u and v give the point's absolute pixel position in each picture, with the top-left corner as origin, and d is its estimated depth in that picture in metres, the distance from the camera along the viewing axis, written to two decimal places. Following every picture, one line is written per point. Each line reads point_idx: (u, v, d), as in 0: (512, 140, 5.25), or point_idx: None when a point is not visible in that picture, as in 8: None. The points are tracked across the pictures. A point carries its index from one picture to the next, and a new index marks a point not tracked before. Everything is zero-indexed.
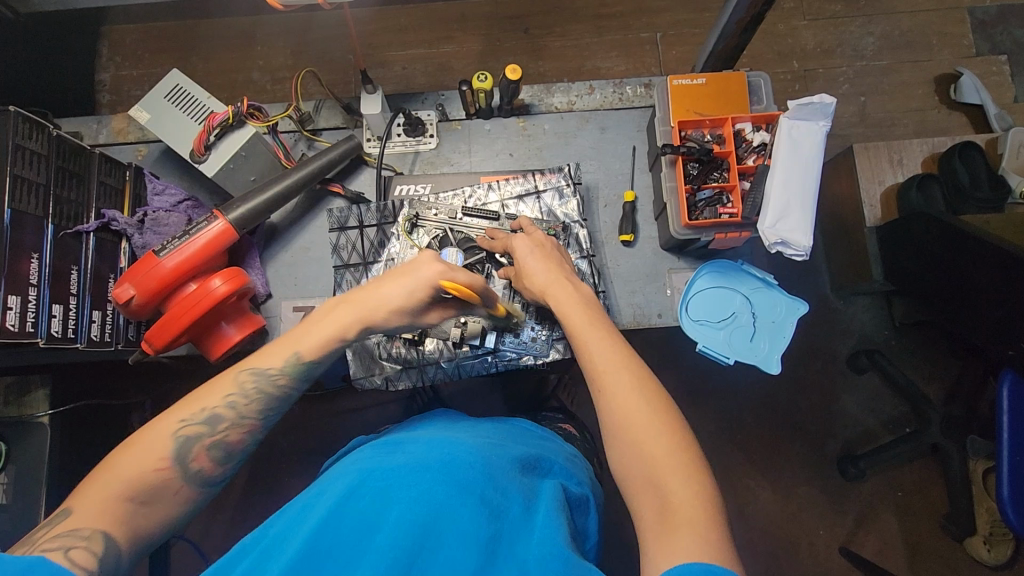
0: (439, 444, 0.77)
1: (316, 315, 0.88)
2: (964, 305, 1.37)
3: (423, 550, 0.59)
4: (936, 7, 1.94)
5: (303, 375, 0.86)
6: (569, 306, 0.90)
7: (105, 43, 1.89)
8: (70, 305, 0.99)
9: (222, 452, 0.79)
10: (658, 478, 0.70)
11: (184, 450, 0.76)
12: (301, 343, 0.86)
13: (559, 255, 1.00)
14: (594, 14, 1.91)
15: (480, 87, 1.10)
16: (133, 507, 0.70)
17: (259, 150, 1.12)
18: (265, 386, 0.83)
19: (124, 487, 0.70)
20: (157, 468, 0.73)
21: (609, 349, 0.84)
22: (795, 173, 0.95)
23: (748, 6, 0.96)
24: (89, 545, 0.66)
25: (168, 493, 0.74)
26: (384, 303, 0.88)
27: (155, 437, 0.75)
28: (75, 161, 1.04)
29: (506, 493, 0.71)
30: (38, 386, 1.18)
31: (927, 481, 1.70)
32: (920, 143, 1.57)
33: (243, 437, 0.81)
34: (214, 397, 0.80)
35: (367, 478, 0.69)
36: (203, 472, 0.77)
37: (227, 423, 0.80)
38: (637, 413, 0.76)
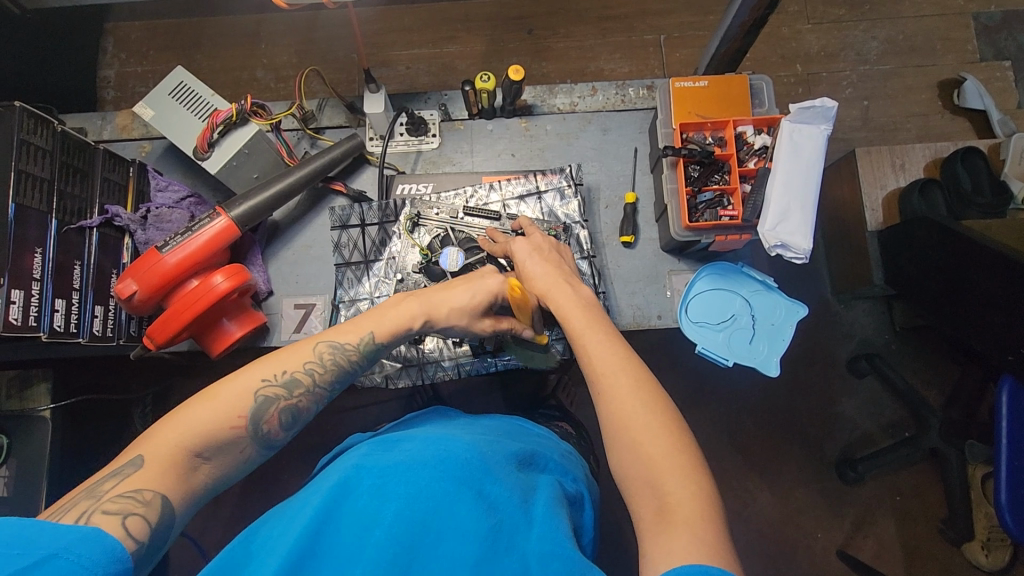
0: (437, 440, 0.78)
1: (390, 300, 0.91)
2: (964, 311, 1.37)
3: (422, 547, 0.60)
4: (940, 12, 1.94)
5: (370, 355, 0.88)
6: (569, 307, 0.90)
7: (111, 40, 1.90)
8: (73, 299, 1.00)
9: (291, 417, 0.80)
10: (655, 479, 0.71)
11: (259, 411, 0.76)
12: (374, 325, 0.88)
13: (558, 257, 1.00)
14: (598, 15, 1.91)
15: (483, 87, 1.11)
16: (197, 463, 0.70)
17: (262, 148, 1.11)
18: (339, 359, 0.84)
19: (197, 441, 0.70)
20: (232, 425, 0.73)
21: (609, 348, 0.84)
22: (795, 176, 0.94)
23: (750, 8, 0.97)
24: (146, 513, 0.64)
25: (232, 451, 0.74)
26: (451, 304, 0.93)
27: (235, 393, 0.75)
28: (80, 157, 1.04)
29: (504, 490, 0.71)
30: (40, 380, 1.18)
31: (925, 485, 1.70)
32: (923, 148, 1.57)
33: (310, 405, 0.82)
34: (294, 361, 0.81)
35: (365, 473, 0.69)
36: (269, 434, 0.78)
37: (302, 389, 0.81)
38: (636, 414, 0.76)
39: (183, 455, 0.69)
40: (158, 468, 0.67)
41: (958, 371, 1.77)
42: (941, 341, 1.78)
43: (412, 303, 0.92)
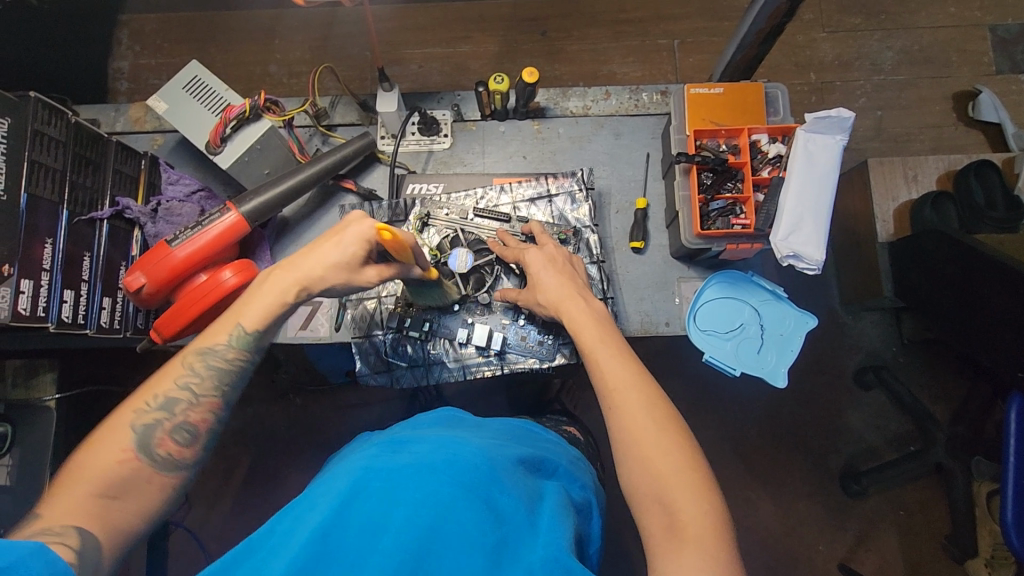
0: (446, 444, 0.77)
1: (256, 285, 0.87)
2: (973, 325, 1.36)
3: (432, 552, 0.59)
4: (956, 23, 1.93)
5: (251, 346, 0.84)
6: (581, 322, 0.90)
7: (125, 31, 1.91)
8: (82, 291, 1.00)
9: (188, 434, 0.78)
10: (666, 495, 0.70)
11: (144, 439, 0.75)
12: (241, 315, 0.85)
13: (573, 270, 0.99)
14: (612, 19, 1.91)
15: (497, 89, 1.11)
16: (104, 502, 0.69)
17: (274, 144, 1.11)
18: (217, 363, 0.82)
19: (89, 484, 0.69)
20: (120, 461, 0.73)
21: (618, 361, 0.84)
22: (811, 187, 0.94)
23: (769, 15, 0.96)
24: (67, 542, 0.63)
25: (140, 485, 0.73)
26: (322, 262, 0.85)
27: (112, 433, 0.75)
28: (92, 149, 1.04)
29: (511, 496, 0.70)
30: (46, 370, 1.19)
31: (929, 500, 1.69)
32: (936, 159, 1.57)
33: (205, 417, 0.80)
34: (166, 382, 0.80)
35: (373, 475, 0.68)
36: (171, 458, 0.76)
37: (185, 404, 0.79)
38: (646, 431, 0.76)
39: (83, 497, 0.68)
40: (62, 511, 0.66)
41: (966, 386, 1.75)
42: (949, 355, 1.76)
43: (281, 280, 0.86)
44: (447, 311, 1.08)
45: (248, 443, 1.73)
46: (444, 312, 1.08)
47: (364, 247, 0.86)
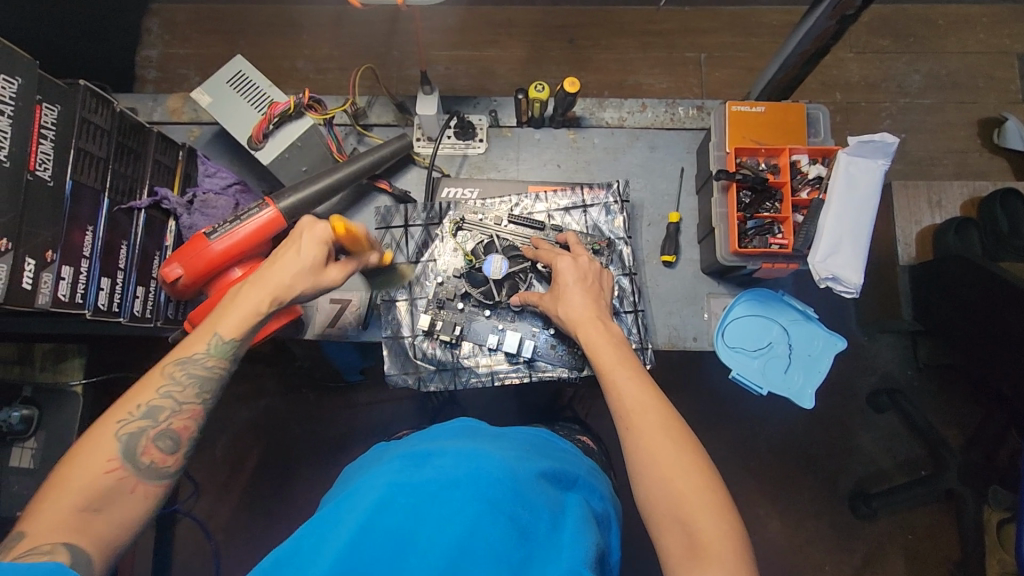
0: (468, 456, 0.76)
1: (230, 296, 0.88)
2: (992, 356, 1.36)
3: (465, 569, 0.61)
4: (985, 49, 1.92)
5: (230, 355, 0.85)
6: (601, 344, 0.89)
7: (156, 21, 1.92)
8: (117, 279, 1.01)
9: (171, 441, 0.79)
10: (686, 517, 0.70)
11: (129, 447, 0.75)
12: (218, 326, 0.85)
13: (599, 287, 0.98)
14: (640, 30, 1.91)
15: (537, 97, 1.11)
16: (88, 515, 0.69)
17: (314, 142, 1.12)
18: (196, 371, 0.83)
19: (77, 499, 0.69)
20: (107, 470, 0.73)
21: (634, 384, 0.83)
22: (850, 210, 0.94)
23: (815, 38, 0.96)
24: (56, 559, 0.63)
25: (123, 496, 0.73)
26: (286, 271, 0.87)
27: (97, 442, 0.74)
28: (133, 138, 1.05)
29: (536, 511, 0.71)
30: (74, 355, 1.21)
31: (939, 525, 1.69)
32: (960, 185, 1.57)
33: (187, 425, 0.81)
34: (148, 392, 0.80)
35: (398, 493, 0.68)
36: (156, 465, 0.77)
37: (168, 413, 0.80)
38: (666, 452, 0.75)
39: (69, 513, 0.68)
40: (49, 528, 0.66)
41: (980, 413, 1.75)
42: (963, 381, 1.76)
43: (254, 294, 0.87)
44: (479, 315, 1.08)
45: (260, 436, 1.73)
46: (476, 315, 1.08)
47: (322, 248, 0.89)
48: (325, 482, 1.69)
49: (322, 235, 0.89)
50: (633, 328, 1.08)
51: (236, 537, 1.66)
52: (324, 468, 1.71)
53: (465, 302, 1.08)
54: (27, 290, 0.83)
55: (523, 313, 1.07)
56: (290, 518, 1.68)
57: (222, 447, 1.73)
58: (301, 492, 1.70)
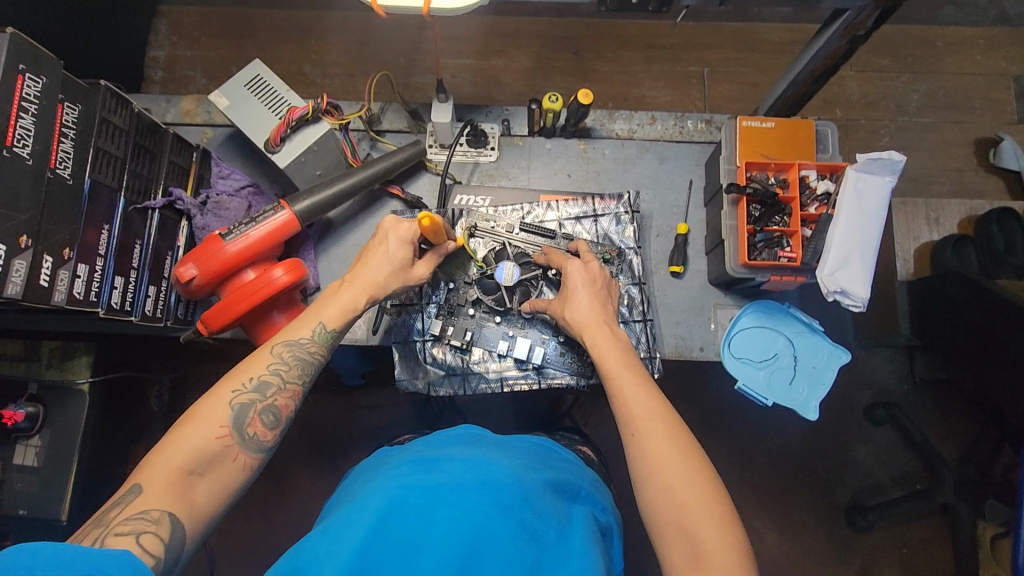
0: (476, 464, 0.77)
1: (327, 293, 0.95)
2: (989, 372, 1.38)
3: (476, 566, 0.64)
4: (982, 71, 1.96)
5: (330, 343, 0.91)
6: (605, 351, 0.90)
7: (164, 22, 1.94)
8: (130, 278, 1.01)
9: (274, 417, 0.82)
10: (689, 527, 0.70)
11: (239, 416, 0.78)
12: (321, 315, 0.92)
13: (608, 295, 0.99)
14: (645, 43, 1.94)
15: (550, 108, 1.13)
16: (193, 480, 0.72)
17: (329, 147, 1.12)
18: (301, 354, 0.87)
19: (186, 461, 0.72)
20: (217, 437, 0.76)
21: (644, 394, 0.83)
22: (858, 224, 0.95)
23: (825, 57, 0.98)
24: (159, 530, 0.66)
25: (225, 462, 0.76)
26: (380, 271, 0.96)
27: (211, 408, 0.78)
28: (150, 139, 1.06)
29: (543, 518, 0.72)
30: (82, 353, 1.19)
31: (934, 539, 1.71)
32: (958, 203, 1.60)
33: (290, 403, 0.84)
34: (258, 367, 0.84)
35: (408, 497, 0.69)
36: (257, 436, 0.79)
37: (274, 388, 0.83)
38: (673, 460, 0.75)
39: (174, 475, 0.70)
40: (157, 492, 0.68)
41: (975, 428, 1.77)
42: (959, 396, 1.78)
43: (352, 293, 0.95)
44: (489, 321, 1.09)
45: None
46: (487, 321, 1.09)
47: (408, 248, 0.99)
48: (324, 486, 1.69)
49: (411, 234, 0.98)
50: (642, 337, 1.09)
51: (235, 539, 1.66)
52: (323, 472, 1.71)
53: (476, 309, 1.09)
54: (44, 286, 0.83)
55: (533, 320, 1.08)
56: (289, 521, 1.67)
57: None
58: (300, 495, 1.69)
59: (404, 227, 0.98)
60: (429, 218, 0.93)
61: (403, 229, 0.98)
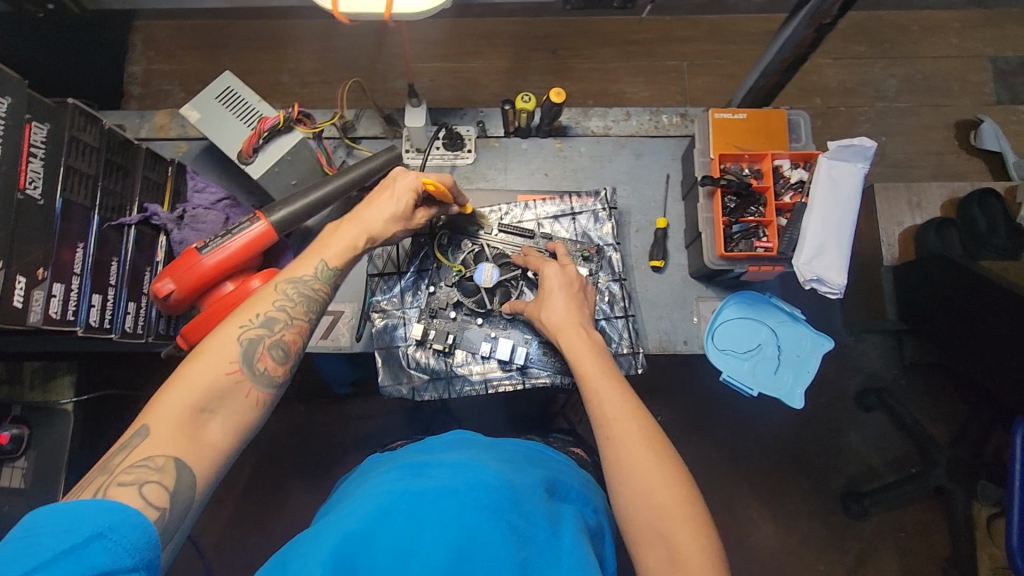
0: (465, 468, 0.77)
1: (328, 231, 0.95)
2: (975, 353, 1.38)
3: (470, 568, 0.63)
4: (957, 54, 1.97)
5: (332, 282, 0.92)
6: (581, 352, 0.90)
7: (139, 37, 1.93)
8: (108, 295, 1.01)
9: (282, 352, 0.83)
10: (666, 529, 0.70)
11: (249, 352, 0.79)
12: (323, 253, 0.92)
13: (585, 298, 0.99)
14: (621, 39, 1.94)
15: (523, 108, 1.13)
16: (205, 418, 0.72)
17: (303, 156, 1.11)
18: (305, 292, 0.88)
19: (198, 397, 0.73)
20: (228, 372, 0.76)
21: (618, 395, 0.83)
22: (833, 211, 0.95)
23: (794, 46, 0.98)
24: (163, 479, 0.67)
25: (238, 397, 0.76)
26: (383, 216, 0.97)
27: (219, 344, 0.78)
28: (122, 155, 1.05)
29: (532, 521, 0.73)
30: (65, 373, 1.19)
31: (929, 522, 1.71)
32: (940, 186, 1.61)
33: (298, 339, 0.85)
34: (264, 304, 0.85)
35: (397, 502, 0.70)
36: (268, 372, 0.80)
37: (282, 324, 0.84)
38: (649, 464, 0.75)
39: (184, 414, 0.71)
40: (166, 434, 0.69)
41: (965, 410, 1.78)
42: (949, 379, 1.79)
43: (350, 228, 0.95)
44: (471, 324, 1.08)
45: (253, 451, 1.73)
46: (468, 324, 1.08)
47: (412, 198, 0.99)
48: (319, 496, 1.69)
49: (414, 185, 0.97)
50: (624, 334, 1.09)
51: (231, 553, 1.65)
52: (317, 481, 1.70)
53: (458, 311, 1.09)
54: (18, 308, 0.83)
55: (515, 321, 1.08)
56: (285, 533, 1.67)
57: None
58: (295, 506, 1.69)
59: (410, 177, 0.97)
60: (434, 182, 0.95)
61: (406, 180, 0.97)
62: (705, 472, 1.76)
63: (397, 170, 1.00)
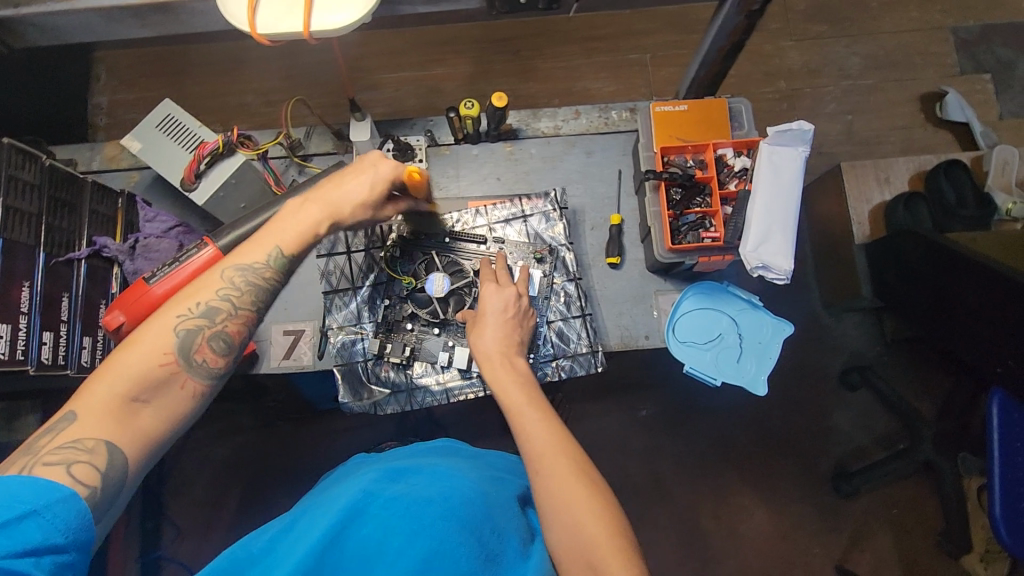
0: (442, 479, 0.77)
1: (287, 210, 0.89)
2: (948, 326, 1.38)
3: None
4: (918, 27, 1.97)
5: (285, 270, 0.87)
6: (508, 387, 0.90)
7: (102, 68, 1.92)
8: (61, 331, 1.00)
9: (223, 344, 0.80)
10: (596, 560, 0.71)
11: (186, 344, 0.77)
12: (278, 239, 0.86)
13: (518, 325, 1.00)
14: (583, 36, 1.94)
15: (467, 114, 1.13)
16: (136, 407, 0.71)
17: (249, 178, 1.11)
18: (253, 280, 0.83)
19: (129, 385, 0.71)
20: (161, 363, 0.74)
21: (541, 424, 0.84)
22: (777, 199, 0.95)
23: (728, 34, 0.97)
24: (93, 460, 0.67)
25: (173, 388, 0.75)
26: (350, 199, 0.90)
27: (155, 334, 0.76)
28: (66, 190, 1.05)
29: (505, 538, 0.75)
30: (27, 412, 1.15)
31: (921, 497, 1.71)
32: (906, 160, 1.59)
33: (240, 329, 0.82)
34: (207, 292, 0.80)
35: (367, 507, 0.68)
36: (206, 364, 0.78)
37: (224, 315, 0.81)
38: (580, 496, 0.76)
39: (114, 401, 0.70)
40: (94, 419, 0.68)
41: (949, 382, 1.78)
42: (931, 351, 1.79)
43: (312, 212, 0.89)
44: (429, 334, 1.09)
45: (242, 473, 1.73)
46: (426, 334, 1.09)
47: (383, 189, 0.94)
48: None
49: (389, 178, 0.92)
50: (582, 333, 1.10)
51: None
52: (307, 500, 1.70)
53: (414, 323, 1.09)
54: None
55: None
56: None
57: (202, 487, 1.72)
58: None
59: (385, 166, 0.92)
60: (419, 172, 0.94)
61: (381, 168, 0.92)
62: (694, 462, 1.75)
63: (369, 153, 0.94)
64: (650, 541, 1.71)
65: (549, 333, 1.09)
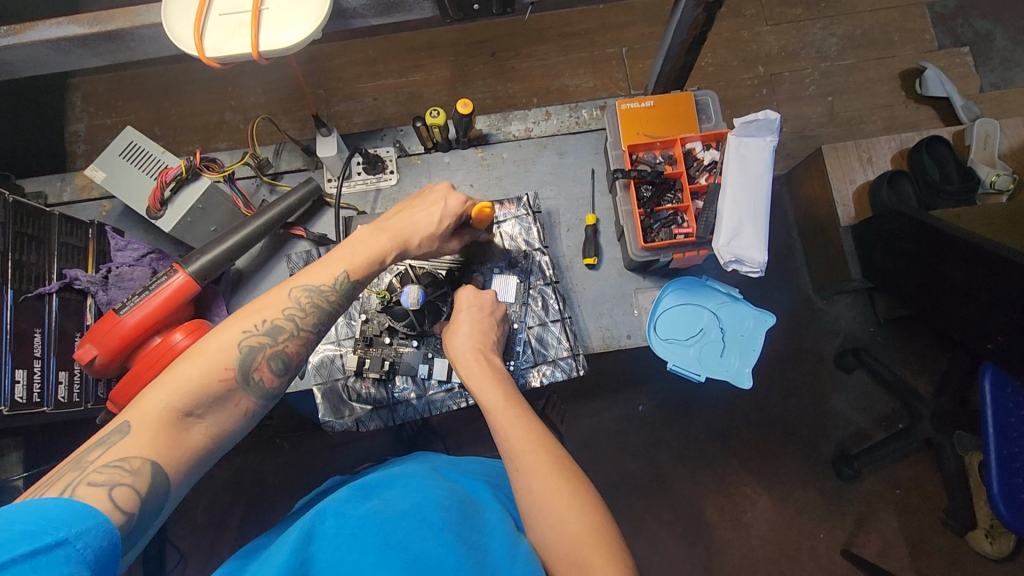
0: (417, 491, 0.77)
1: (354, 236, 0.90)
2: (939, 303, 1.36)
3: None
4: (895, 4, 1.96)
5: (348, 294, 0.88)
6: (484, 386, 0.89)
7: (77, 95, 1.91)
8: (34, 368, 0.99)
9: (282, 364, 0.81)
10: (582, 561, 0.70)
11: (247, 361, 0.78)
12: (347, 262, 0.87)
13: (493, 324, 0.99)
14: (559, 33, 1.93)
15: (433, 123, 1.11)
16: (191, 422, 0.73)
17: (217, 201, 1.11)
18: (318, 301, 0.84)
19: (186, 399, 0.72)
20: (222, 379, 0.76)
21: (520, 424, 0.83)
22: (747, 189, 0.94)
23: (688, 27, 0.96)
24: (136, 482, 0.67)
25: (227, 405, 0.76)
26: (419, 231, 0.93)
27: (220, 348, 0.77)
28: (33, 224, 1.03)
29: (487, 535, 0.74)
30: (12, 449, 1.15)
31: (923, 476, 1.69)
32: (888, 139, 1.57)
33: (299, 350, 0.83)
34: (273, 310, 0.81)
35: (338, 528, 0.68)
36: (262, 382, 0.79)
37: (287, 334, 0.81)
38: (560, 493, 0.75)
39: (169, 416, 0.71)
40: (146, 437, 0.69)
41: (946, 358, 1.76)
42: (926, 329, 1.77)
43: (380, 239, 0.90)
44: (409, 347, 1.08)
45: (242, 493, 1.72)
46: (405, 348, 1.07)
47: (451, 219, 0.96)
48: None
49: (456, 210, 0.95)
50: (562, 338, 1.08)
51: None
52: None
53: (393, 336, 1.07)
54: None
55: None
56: None
57: (203, 510, 1.71)
58: None
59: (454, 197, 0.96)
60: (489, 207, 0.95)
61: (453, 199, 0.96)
62: (694, 454, 1.74)
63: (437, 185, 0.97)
64: (654, 536, 1.70)
65: (528, 339, 1.08)
